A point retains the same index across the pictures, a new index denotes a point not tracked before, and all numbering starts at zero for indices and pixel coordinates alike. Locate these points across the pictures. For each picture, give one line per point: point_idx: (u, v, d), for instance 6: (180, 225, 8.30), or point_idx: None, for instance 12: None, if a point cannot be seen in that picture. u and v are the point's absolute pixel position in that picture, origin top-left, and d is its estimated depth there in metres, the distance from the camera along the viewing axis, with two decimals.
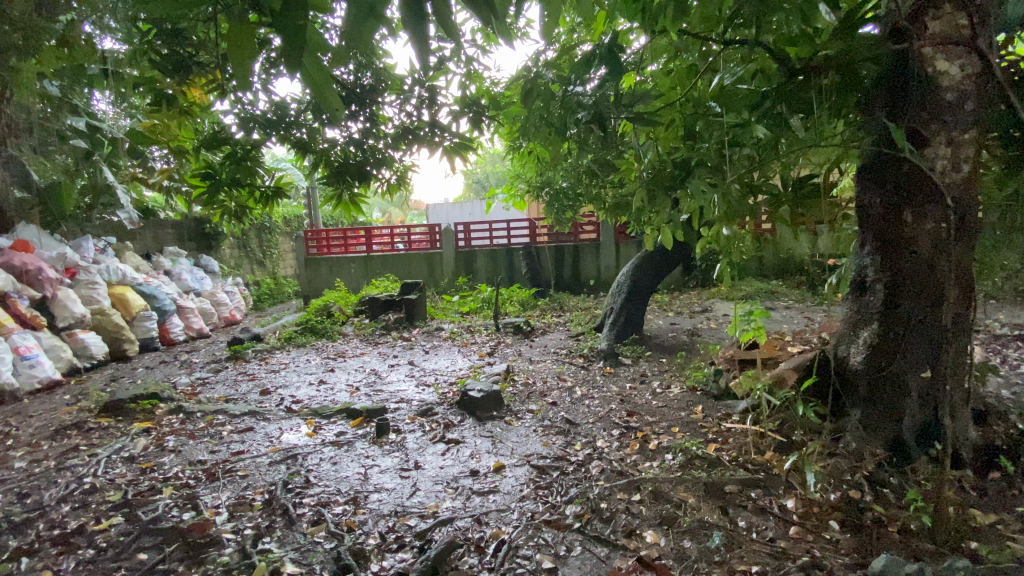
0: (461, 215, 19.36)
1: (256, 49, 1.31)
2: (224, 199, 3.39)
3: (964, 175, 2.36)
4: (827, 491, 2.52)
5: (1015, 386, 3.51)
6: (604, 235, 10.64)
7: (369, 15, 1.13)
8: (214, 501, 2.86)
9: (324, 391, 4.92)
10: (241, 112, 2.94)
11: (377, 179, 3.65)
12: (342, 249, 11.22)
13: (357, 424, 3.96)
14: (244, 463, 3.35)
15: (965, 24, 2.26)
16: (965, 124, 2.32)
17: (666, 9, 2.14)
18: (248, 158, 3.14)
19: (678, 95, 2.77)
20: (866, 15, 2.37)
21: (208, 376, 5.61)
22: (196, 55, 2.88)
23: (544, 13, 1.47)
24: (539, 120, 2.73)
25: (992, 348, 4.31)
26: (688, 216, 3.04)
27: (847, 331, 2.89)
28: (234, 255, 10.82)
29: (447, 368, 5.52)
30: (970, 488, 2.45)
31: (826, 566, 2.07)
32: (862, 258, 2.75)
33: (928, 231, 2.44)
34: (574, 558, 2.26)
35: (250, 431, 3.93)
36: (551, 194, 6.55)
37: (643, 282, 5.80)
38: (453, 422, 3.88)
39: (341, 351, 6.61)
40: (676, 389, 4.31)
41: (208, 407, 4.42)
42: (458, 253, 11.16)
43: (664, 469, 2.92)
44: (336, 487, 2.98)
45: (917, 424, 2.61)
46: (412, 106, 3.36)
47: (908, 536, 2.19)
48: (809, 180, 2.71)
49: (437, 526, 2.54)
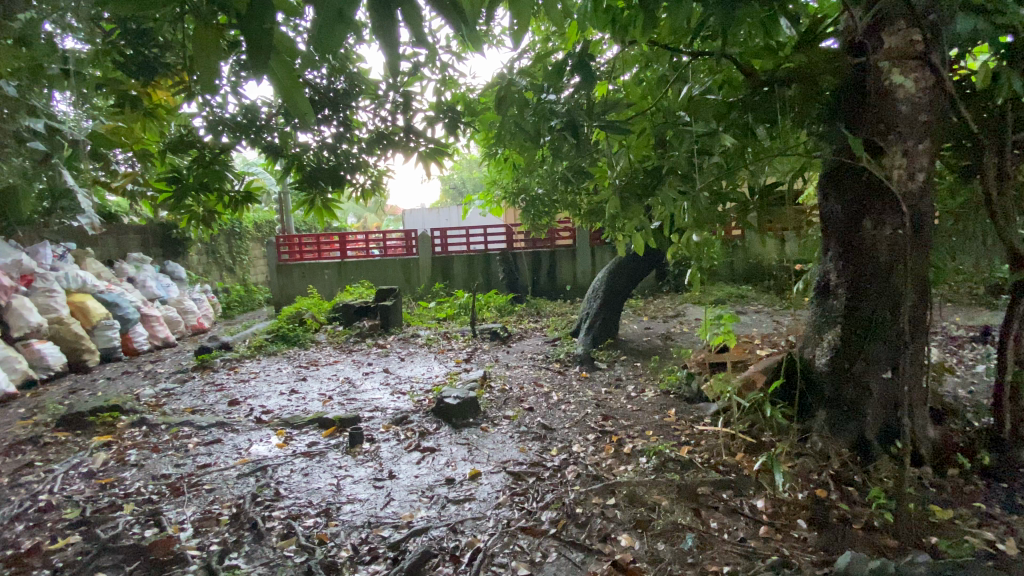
0: (440, 222, 19.38)
1: (223, 51, 1.28)
2: (191, 204, 3.29)
3: (919, 184, 2.47)
4: (795, 489, 2.58)
5: (970, 385, 3.68)
6: (580, 240, 10.74)
7: (337, 20, 1.12)
8: (178, 516, 2.76)
9: (295, 401, 4.81)
10: (208, 115, 2.89)
11: (351, 185, 3.58)
12: (315, 255, 11.01)
13: (329, 434, 3.86)
14: (210, 477, 3.24)
15: (918, 40, 2.38)
16: (919, 135, 2.44)
17: (635, 20, 2.19)
18: (217, 162, 3.06)
19: (649, 104, 2.86)
20: (826, 29, 2.48)
21: (174, 387, 5.42)
22: (163, 56, 2.82)
23: (514, 20, 1.42)
24: (513, 127, 2.69)
25: (949, 349, 4.49)
26: (660, 222, 3.12)
27: (812, 334, 2.96)
28: (202, 261, 10.52)
29: (422, 375, 5.46)
30: (930, 484, 2.55)
31: (795, 565, 2.12)
32: (825, 264, 2.85)
33: (886, 237, 2.54)
34: (550, 563, 2.26)
35: (217, 443, 3.80)
36: (526, 200, 6.55)
37: (619, 287, 5.87)
38: (429, 430, 3.83)
39: (314, 359, 6.48)
40: (650, 393, 4.35)
41: (174, 419, 4.27)
42: (434, 259, 11.09)
43: (638, 471, 2.95)
44: (308, 499, 2.91)
45: (879, 423, 2.69)
46: (387, 111, 3.37)
47: (872, 533, 2.27)
48: (775, 188, 2.81)
49: (412, 536, 2.49)
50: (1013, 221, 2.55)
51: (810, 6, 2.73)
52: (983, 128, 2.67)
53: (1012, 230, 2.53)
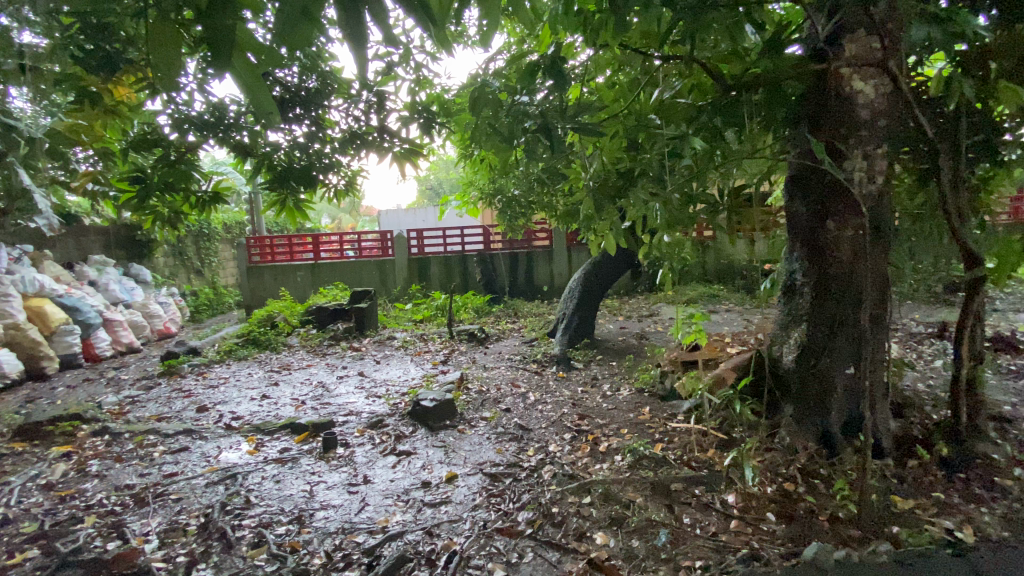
0: (416, 223, 19.23)
1: (183, 49, 1.23)
2: (156, 204, 3.19)
3: (878, 187, 2.57)
4: (764, 484, 2.64)
5: (929, 379, 3.84)
6: (556, 242, 10.80)
7: (302, 17, 1.10)
8: (143, 528, 2.67)
9: (267, 406, 4.70)
10: (174, 113, 2.82)
11: (323, 184, 3.52)
12: (287, 257, 10.79)
13: (302, 440, 3.79)
14: (177, 486, 3.14)
15: (877, 47, 2.47)
16: (878, 139, 2.54)
17: (607, 24, 2.23)
18: (183, 161, 2.97)
19: (621, 107, 2.91)
20: (790, 36, 2.56)
21: (139, 394, 5.24)
22: (126, 51, 2.73)
23: (484, 19, 1.40)
24: (488, 128, 2.69)
25: (908, 344, 4.68)
26: (632, 223, 3.16)
27: (780, 332, 3.04)
28: (168, 264, 10.19)
29: (398, 378, 5.40)
30: (891, 475, 2.65)
31: (764, 557, 2.18)
32: (791, 264, 2.93)
33: (848, 237, 2.63)
34: (526, 564, 2.27)
35: (184, 451, 3.69)
36: (502, 201, 6.55)
37: (594, 287, 5.92)
38: (405, 433, 3.80)
39: (286, 363, 6.34)
40: (625, 391, 4.40)
41: (139, 427, 4.13)
42: (411, 260, 11.00)
43: (613, 470, 2.98)
44: (279, 507, 2.84)
45: (843, 418, 2.78)
46: (360, 111, 3.33)
47: (837, 524, 2.35)
48: (743, 190, 2.89)
49: (387, 541, 2.47)
50: (966, 222, 2.67)
51: (776, 14, 2.82)
52: (938, 133, 2.79)
53: (966, 231, 2.65)
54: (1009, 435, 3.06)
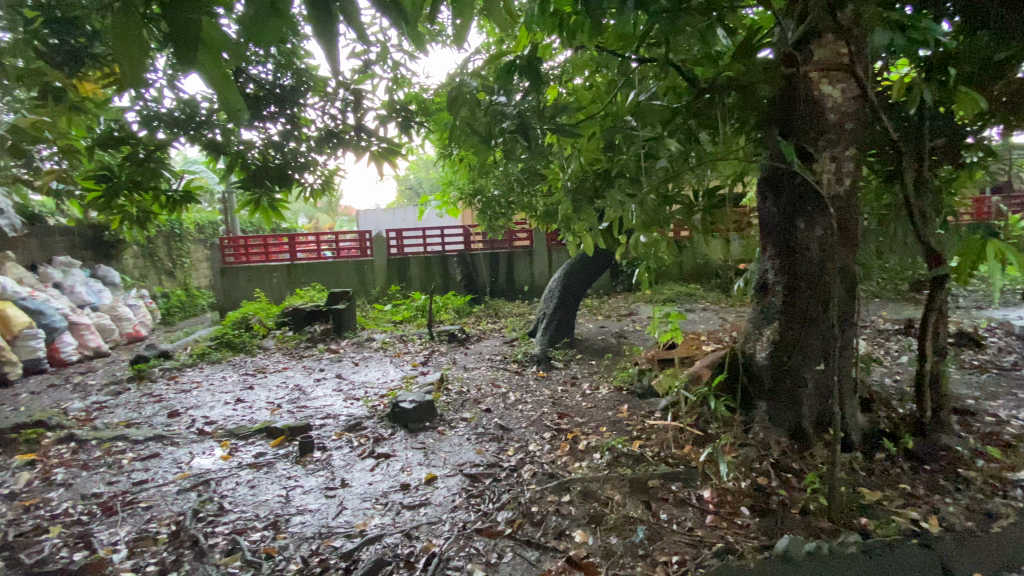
0: (395, 223, 19.07)
1: (147, 48, 1.19)
2: (123, 204, 3.10)
3: (846, 188, 2.65)
4: (738, 479, 2.69)
5: (895, 374, 3.97)
6: (537, 242, 10.84)
7: (270, 13, 1.08)
8: (111, 537, 2.59)
9: (241, 410, 4.61)
10: (142, 110, 2.78)
11: (299, 184, 3.46)
12: (263, 257, 10.61)
13: (277, 444, 3.72)
14: (147, 494, 3.05)
15: (844, 53, 2.55)
16: (845, 141, 2.61)
17: (583, 25, 2.25)
18: (152, 160, 2.89)
19: (598, 108, 2.94)
20: (762, 40, 2.62)
21: (107, 399, 5.08)
22: (92, 46, 2.64)
23: (456, 18, 1.39)
24: (465, 128, 2.69)
25: (877, 341, 4.83)
26: (610, 224, 3.18)
27: (753, 330, 3.11)
28: (138, 265, 9.90)
29: (377, 380, 5.34)
30: (860, 468, 2.73)
31: (738, 551, 2.22)
32: (764, 263, 3.00)
33: (817, 237, 2.70)
34: (506, 564, 2.27)
35: (155, 458, 3.59)
36: (482, 201, 6.53)
37: (574, 287, 5.95)
38: (384, 435, 3.77)
39: (262, 366, 6.22)
40: (604, 390, 4.44)
41: (107, 433, 4.00)
42: (390, 261, 10.90)
43: (592, 468, 3.00)
44: (254, 513, 2.79)
45: (814, 413, 2.85)
46: (336, 110, 3.29)
47: (808, 516, 2.41)
48: (717, 191, 2.94)
49: (364, 545, 2.44)
50: (930, 222, 2.77)
51: (748, 18, 2.89)
52: (902, 136, 2.89)
53: (929, 231, 2.75)
54: (970, 427, 3.18)
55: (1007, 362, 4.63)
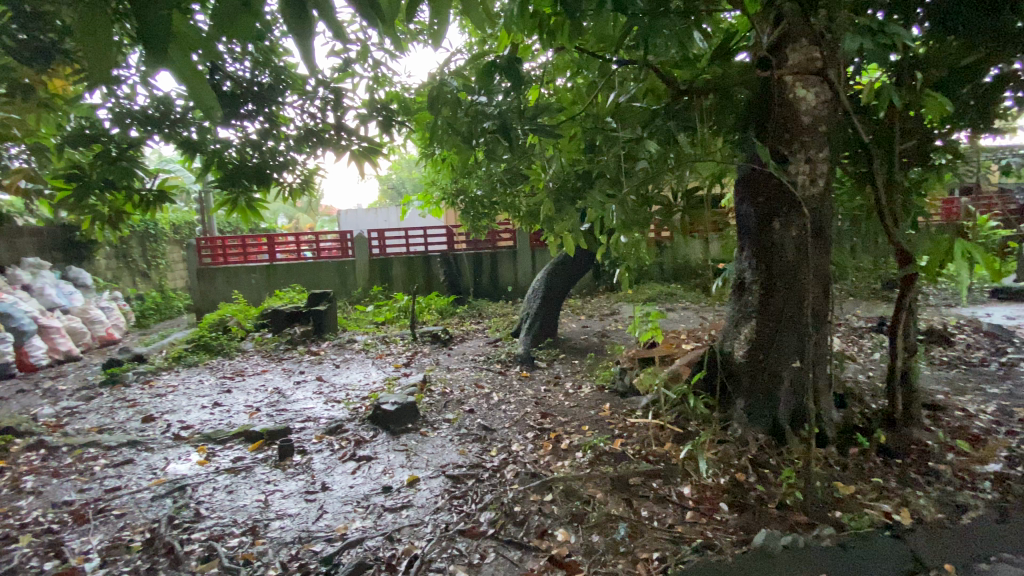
0: (378, 223, 18.90)
1: (115, 43, 1.16)
2: (95, 204, 3.02)
3: (819, 189, 2.71)
4: (717, 475, 2.74)
5: (869, 371, 4.07)
6: (520, 242, 10.85)
7: (244, 11, 1.08)
8: (82, 546, 2.51)
9: (219, 414, 4.52)
10: (114, 107, 2.74)
11: (277, 184, 3.40)
12: (241, 258, 10.47)
13: (256, 448, 3.66)
14: (121, 501, 2.97)
15: (817, 57, 2.61)
16: (819, 144, 2.68)
17: (562, 27, 2.26)
18: (125, 158, 2.83)
19: (579, 109, 2.96)
20: (739, 43, 2.66)
21: (79, 404, 4.93)
22: (61, 41, 2.57)
23: (433, 18, 1.38)
24: (446, 128, 2.68)
25: (851, 338, 4.95)
26: (590, 224, 3.20)
27: (731, 328, 3.16)
28: (111, 266, 9.65)
29: (359, 382, 5.29)
30: (834, 463, 2.80)
31: (717, 546, 2.26)
32: (741, 263, 3.05)
33: (793, 237, 2.76)
34: (488, 564, 2.27)
35: (129, 464, 3.50)
36: (465, 202, 6.51)
37: (556, 288, 5.96)
38: (365, 438, 3.73)
39: (240, 369, 6.10)
40: (587, 389, 4.47)
41: (78, 439, 3.89)
42: (372, 261, 10.80)
43: (575, 466, 3.02)
44: (231, 518, 2.74)
45: (790, 409, 2.91)
46: (316, 108, 3.25)
47: (785, 511, 2.46)
48: (696, 192, 2.99)
49: (345, 548, 2.41)
50: (900, 223, 2.85)
51: (726, 22, 2.94)
52: (873, 139, 2.97)
53: (899, 231, 2.82)
54: (940, 421, 3.28)
55: (974, 358, 4.80)
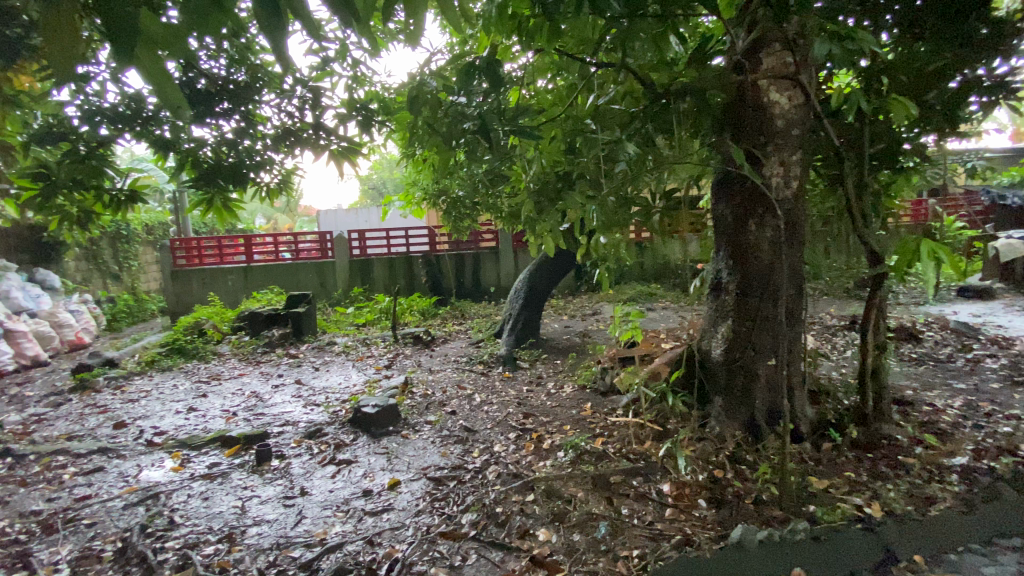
0: (358, 224, 18.68)
1: (81, 42, 1.12)
2: (62, 203, 2.93)
3: (793, 191, 2.78)
4: (696, 472, 2.78)
5: (841, 368, 4.19)
6: (502, 243, 10.85)
7: (214, 9, 1.06)
8: (50, 557, 2.44)
9: (194, 419, 4.41)
10: (83, 105, 2.66)
11: (254, 184, 3.34)
12: (217, 259, 10.27)
13: (232, 453, 3.59)
14: (91, 510, 2.88)
15: (790, 62, 2.67)
16: (792, 147, 2.74)
17: (541, 29, 2.27)
18: (94, 156, 2.75)
19: (559, 110, 2.97)
20: (715, 48, 2.72)
21: (46, 411, 4.77)
22: (27, 36, 2.50)
23: (409, 18, 1.38)
24: (426, 128, 2.67)
25: (825, 336, 5.08)
26: (571, 225, 3.22)
27: (708, 327, 3.22)
28: (80, 268, 9.36)
29: (339, 385, 5.22)
30: (809, 458, 2.87)
31: (695, 542, 2.30)
32: (718, 263, 3.11)
33: (767, 237, 2.82)
34: (469, 566, 2.26)
35: (99, 472, 3.39)
36: (447, 202, 6.49)
37: (539, 289, 5.98)
38: (346, 441, 3.69)
39: (216, 373, 5.98)
40: (568, 388, 4.50)
41: (46, 447, 3.76)
42: (353, 262, 10.69)
43: (556, 466, 3.03)
44: (207, 525, 2.68)
45: (766, 406, 2.98)
46: (293, 107, 3.21)
47: (761, 506, 2.51)
48: (674, 193, 3.03)
49: (325, 553, 2.38)
50: (870, 224, 2.93)
51: (703, 27, 3.00)
52: (844, 142, 3.05)
53: (869, 232, 2.90)
54: (909, 416, 3.39)
55: (941, 355, 4.96)
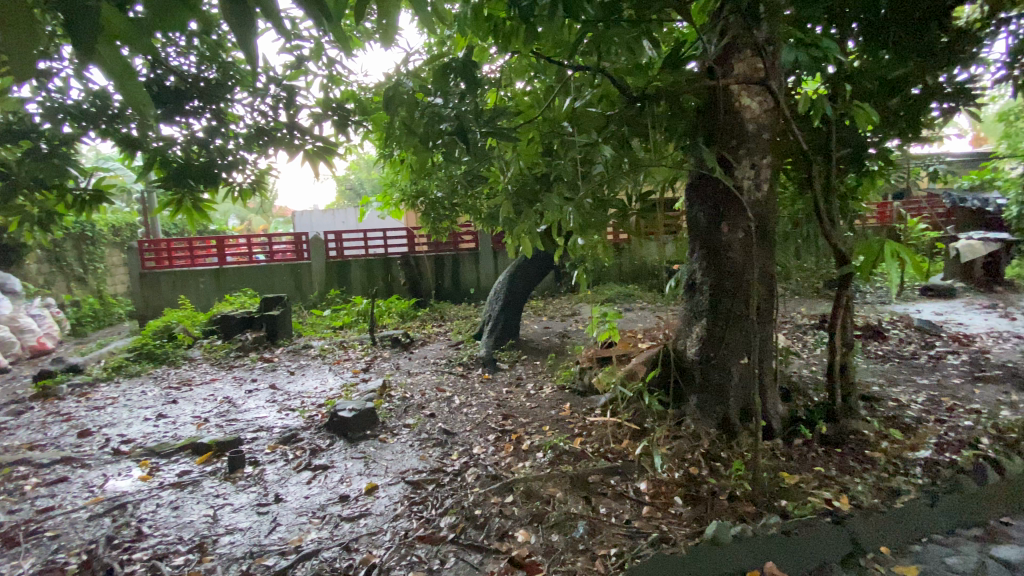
0: (335, 225, 18.40)
1: (37, 36, 1.03)
2: (22, 204, 2.82)
3: (763, 193, 2.85)
4: (672, 469, 2.82)
5: (812, 365, 4.30)
6: (482, 244, 10.84)
7: (178, 5, 1.03)
8: (9, 573, 2.34)
9: (163, 426, 4.28)
10: (44, 102, 2.57)
11: (226, 184, 3.27)
12: (188, 261, 10.00)
13: (204, 461, 3.50)
14: (53, 522, 2.77)
15: (760, 68, 2.74)
16: (762, 150, 2.81)
17: (517, 31, 2.29)
18: (57, 155, 2.65)
19: (536, 112, 2.99)
20: (688, 53, 2.77)
21: (5, 420, 4.57)
22: None
23: (379, 15, 1.37)
24: (403, 129, 2.65)
25: (796, 335, 5.21)
26: (548, 226, 3.24)
27: (683, 327, 3.27)
28: (42, 271, 9.01)
29: (315, 389, 5.14)
30: (780, 454, 2.94)
31: (671, 539, 2.33)
32: (692, 264, 3.16)
33: (739, 239, 2.88)
34: (448, 569, 2.25)
35: (63, 482, 3.27)
36: (425, 203, 6.44)
37: (518, 291, 5.98)
38: (322, 446, 3.63)
39: (187, 378, 5.81)
40: (548, 389, 4.51)
41: (5, 458, 3.60)
42: (330, 264, 10.53)
43: (535, 467, 3.04)
44: (177, 536, 2.60)
45: (739, 403, 3.04)
46: (267, 106, 3.15)
47: (735, 501, 2.55)
48: (649, 195, 3.07)
49: (300, 561, 2.34)
50: (837, 225, 3.02)
51: (677, 31, 3.05)
52: (812, 146, 3.14)
53: (836, 233, 2.99)
54: (876, 412, 3.50)
55: (906, 352, 5.14)
